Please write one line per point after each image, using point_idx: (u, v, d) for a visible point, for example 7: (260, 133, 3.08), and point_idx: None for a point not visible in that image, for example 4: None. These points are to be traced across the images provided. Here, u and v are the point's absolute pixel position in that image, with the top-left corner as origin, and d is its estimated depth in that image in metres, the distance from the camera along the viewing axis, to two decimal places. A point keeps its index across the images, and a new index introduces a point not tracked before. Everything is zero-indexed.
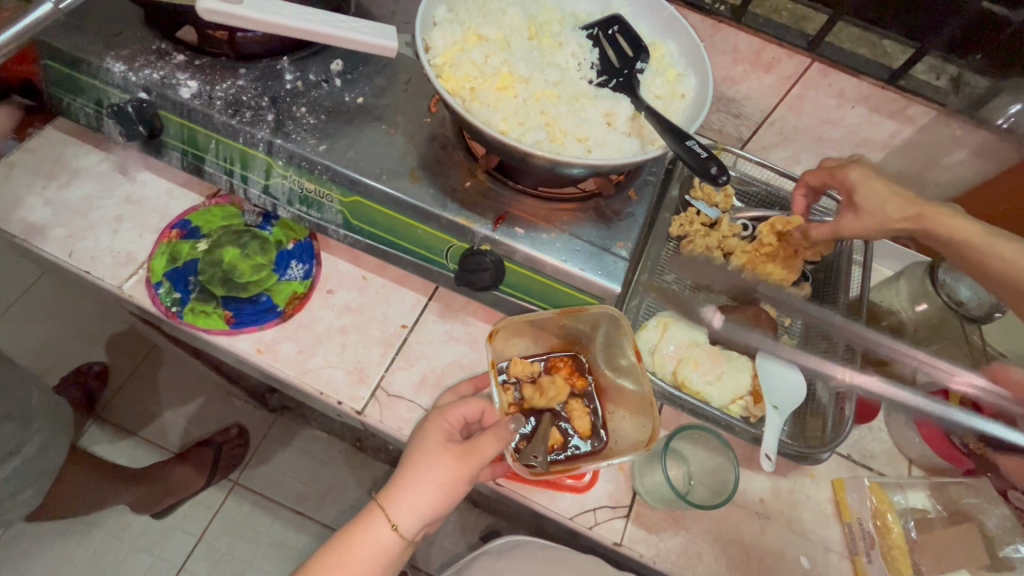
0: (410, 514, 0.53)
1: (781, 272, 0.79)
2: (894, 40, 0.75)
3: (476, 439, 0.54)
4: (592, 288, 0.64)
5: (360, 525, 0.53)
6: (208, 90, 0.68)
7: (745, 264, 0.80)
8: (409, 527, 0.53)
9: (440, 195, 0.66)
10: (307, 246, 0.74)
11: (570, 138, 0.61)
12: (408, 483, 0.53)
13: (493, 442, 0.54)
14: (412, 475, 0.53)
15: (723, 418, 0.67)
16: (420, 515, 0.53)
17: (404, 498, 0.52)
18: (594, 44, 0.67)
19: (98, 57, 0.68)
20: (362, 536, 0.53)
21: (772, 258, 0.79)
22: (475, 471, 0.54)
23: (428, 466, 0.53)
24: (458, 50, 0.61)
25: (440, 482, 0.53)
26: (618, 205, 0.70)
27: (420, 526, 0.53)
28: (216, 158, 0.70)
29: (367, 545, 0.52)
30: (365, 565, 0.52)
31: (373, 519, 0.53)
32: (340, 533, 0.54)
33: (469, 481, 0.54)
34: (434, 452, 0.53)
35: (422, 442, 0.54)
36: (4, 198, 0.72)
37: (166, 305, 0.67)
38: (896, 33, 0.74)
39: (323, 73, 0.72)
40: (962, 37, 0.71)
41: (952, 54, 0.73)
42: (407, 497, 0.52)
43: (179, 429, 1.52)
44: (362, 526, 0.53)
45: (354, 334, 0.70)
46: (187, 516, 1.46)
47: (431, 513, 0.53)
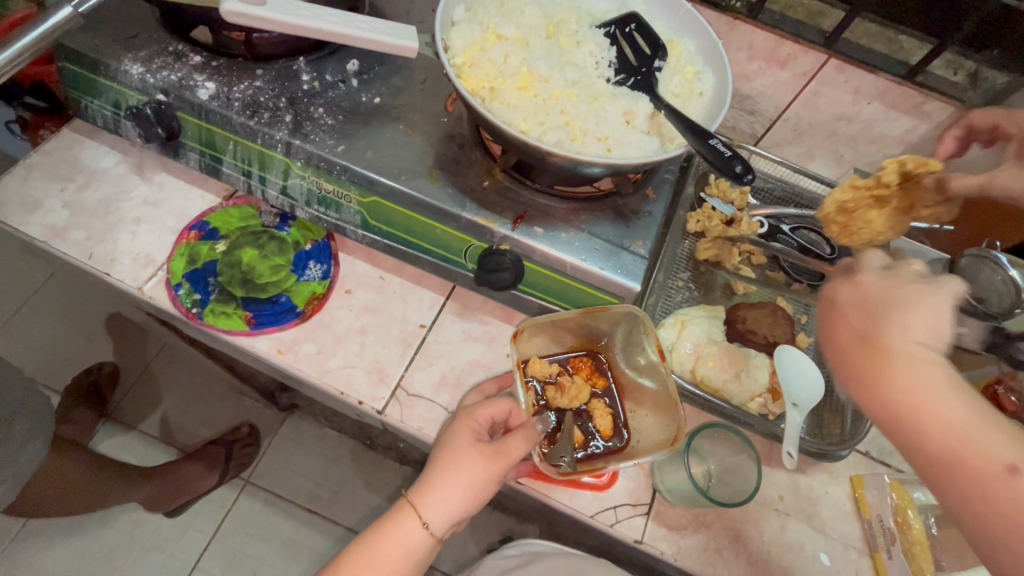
0: (441, 513, 0.53)
1: (872, 226, 0.66)
2: (911, 35, 0.74)
3: (505, 439, 0.55)
4: (612, 287, 0.64)
5: (390, 523, 0.54)
6: (226, 91, 0.68)
7: (830, 208, 0.68)
8: (440, 525, 0.53)
9: (458, 195, 0.66)
10: (325, 246, 0.74)
11: (590, 137, 0.61)
12: (438, 482, 0.53)
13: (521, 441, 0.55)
14: (443, 473, 0.53)
15: (742, 416, 0.68)
16: (450, 514, 0.53)
17: (435, 497, 0.53)
18: (611, 43, 0.67)
19: (116, 59, 0.69)
20: (393, 533, 0.53)
21: (877, 202, 0.66)
22: (504, 470, 0.54)
23: (458, 465, 0.53)
24: (477, 50, 0.61)
25: (471, 482, 0.53)
26: (636, 203, 0.70)
27: (449, 524, 0.54)
28: (234, 159, 0.71)
29: (398, 542, 0.53)
30: (395, 562, 0.53)
31: (404, 518, 0.53)
32: (370, 531, 0.55)
33: (498, 481, 0.55)
34: (464, 451, 0.54)
35: (452, 442, 0.55)
36: (22, 200, 0.73)
37: (187, 306, 0.67)
38: (913, 29, 0.73)
39: (340, 73, 0.72)
40: (981, 30, 0.70)
41: (970, 48, 0.72)
42: (439, 495, 0.53)
43: (190, 428, 1.53)
44: (392, 524, 0.54)
45: (372, 334, 0.70)
46: (199, 514, 1.46)
47: (460, 511, 0.54)
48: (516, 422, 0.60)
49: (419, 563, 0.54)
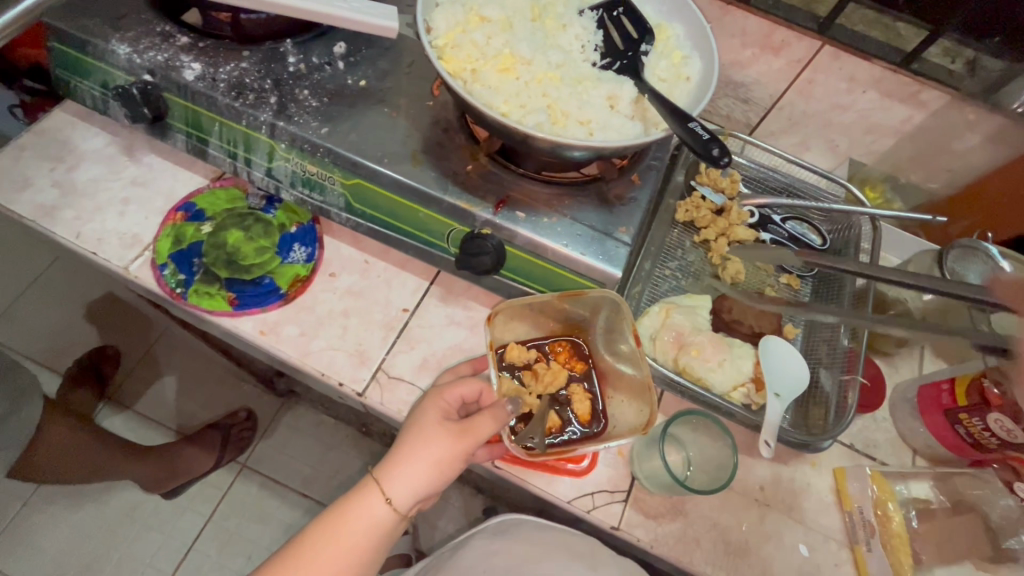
0: (405, 489, 0.54)
1: None
2: (908, 22, 0.72)
3: (473, 419, 0.55)
4: (593, 273, 0.64)
5: (354, 499, 0.54)
6: (212, 72, 0.68)
7: None
8: (403, 502, 0.54)
9: (441, 179, 0.66)
10: (310, 229, 0.74)
11: (572, 120, 0.60)
12: (404, 459, 0.53)
13: (489, 422, 0.55)
14: (409, 450, 0.54)
15: (722, 404, 0.67)
16: (414, 491, 0.54)
17: (400, 474, 0.53)
18: (598, 27, 0.67)
19: (104, 39, 0.69)
20: (357, 509, 0.53)
21: None
22: (471, 449, 0.55)
23: (425, 442, 0.54)
24: (460, 31, 0.60)
25: (436, 460, 0.54)
26: (621, 190, 0.69)
27: (413, 501, 0.54)
28: (219, 140, 0.71)
29: (361, 517, 0.53)
30: (358, 536, 0.53)
31: (368, 493, 0.54)
32: (335, 506, 0.55)
33: (464, 459, 0.55)
34: (431, 429, 0.54)
35: (420, 419, 0.55)
36: (13, 180, 0.73)
37: (171, 286, 0.68)
38: (910, 16, 0.72)
39: (326, 56, 0.72)
40: (981, 19, 0.68)
41: (968, 37, 0.70)
42: (403, 472, 0.53)
43: (189, 411, 1.55)
44: (357, 499, 0.54)
45: (355, 317, 0.70)
46: (196, 497, 1.48)
47: (425, 489, 0.54)
48: (488, 403, 0.60)
49: (382, 540, 0.55)
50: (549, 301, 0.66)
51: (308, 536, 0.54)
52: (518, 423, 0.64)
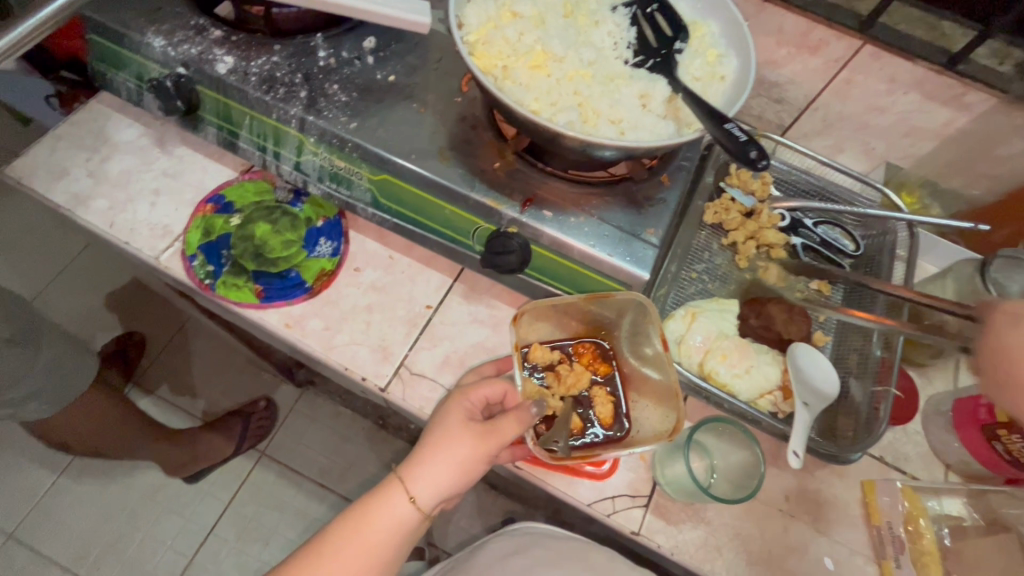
0: (429, 489, 0.54)
1: None
2: (954, 23, 0.70)
3: (497, 421, 0.55)
4: (620, 274, 0.63)
5: (378, 497, 0.54)
6: (244, 66, 0.69)
7: None
8: (427, 501, 0.54)
9: (468, 176, 0.66)
10: (336, 224, 0.75)
11: (604, 119, 0.59)
12: (429, 459, 0.54)
13: (513, 423, 0.56)
14: (434, 450, 0.54)
15: (750, 412, 0.65)
16: (438, 491, 0.54)
17: (425, 473, 0.53)
18: (631, 24, 0.66)
19: (140, 32, 0.70)
20: (380, 507, 0.54)
21: None
22: (494, 452, 0.55)
23: (450, 443, 0.54)
24: (492, 27, 0.60)
25: (460, 461, 0.54)
26: (650, 190, 0.68)
27: (436, 501, 0.54)
28: (250, 134, 0.71)
29: (384, 516, 0.53)
30: (381, 535, 0.53)
31: (392, 491, 0.54)
32: (358, 503, 0.55)
33: (487, 461, 0.55)
34: (455, 431, 0.54)
35: (444, 420, 0.55)
36: (50, 169, 0.75)
37: (200, 277, 0.69)
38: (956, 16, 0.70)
39: (356, 50, 0.72)
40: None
41: (1018, 38, 0.68)
42: (427, 471, 0.53)
43: (210, 398, 1.58)
44: (380, 498, 0.54)
45: (379, 313, 0.71)
46: (216, 482, 1.51)
47: (448, 488, 0.54)
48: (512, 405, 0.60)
49: (404, 540, 0.55)
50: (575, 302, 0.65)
51: (331, 531, 0.54)
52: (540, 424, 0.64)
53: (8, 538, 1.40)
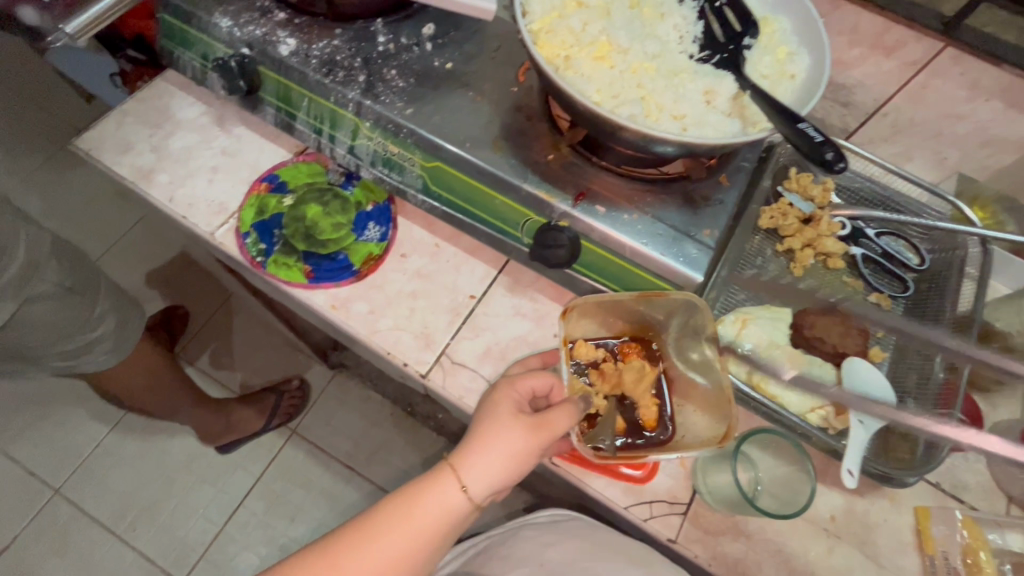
0: (480, 479, 0.54)
1: None
2: None
3: (548, 413, 0.55)
4: (671, 275, 0.61)
5: (428, 484, 0.54)
6: (305, 48, 0.70)
7: None
8: (477, 491, 0.54)
9: (521, 167, 0.65)
10: (385, 209, 0.75)
11: (666, 114, 0.57)
12: (481, 450, 0.53)
13: (564, 418, 0.55)
14: (486, 440, 0.54)
15: (800, 426, 0.63)
16: (489, 481, 0.54)
17: (477, 463, 0.53)
18: (698, 18, 0.64)
19: (208, 12, 0.72)
20: (430, 495, 0.53)
21: None
22: (544, 445, 0.55)
23: (502, 435, 0.54)
24: (556, 16, 0.59)
25: (513, 452, 0.53)
26: (707, 190, 0.66)
27: (486, 491, 0.54)
28: (307, 116, 0.72)
29: (434, 503, 0.53)
30: (429, 522, 0.53)
31: (443, 480, 0.54)
32: (406, 489, 0.55)
33: (537, 454, 0.55)
34: (506, 423, 0.54)
35: (494, 410, 0.55)
36: (116, 143, 0.78)
37: (252, 254, 0.70)
38: None
39: (415, 37, 0.72)
40: None
41: None
42: (479, 461, 0.53)
43: (247, 375, 1.62)
44: (431, 486, 0.54)
45: (423, 299, 0.71)
46: (248, 456, 1.56)
47: (499, 480, 0.54)
48: (558, 399, 0.60)
49: (451, 529, 0.55)
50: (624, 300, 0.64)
51: (377, 516, 0.54)
52: (583, 422, 0.63)
53: (55, 494, 1.48)
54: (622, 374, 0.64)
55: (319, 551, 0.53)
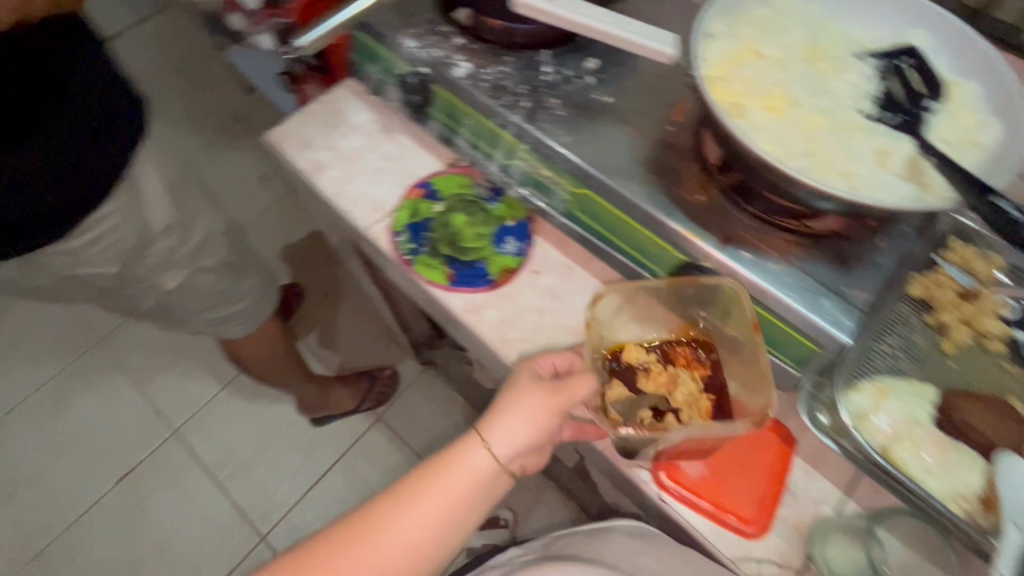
0: (506, 440, 0.60)
1: None
2: None
3: (568, 382, 0.61)
4: (815, 332, 0.60)
5: (458, 450, 0.61)
6: (478, 72, 0.76)
7: None
8: (500, 450, 0.60)
9: (669, 205, 0.67)
10: (524, 226, 0.79)
11: (836, 170, 0.56)
12: (505, 414, 0.61)
13: (583, 387, 0.61)
14: (508, 405, 0.61)
15: (948, 516, 0.59)
16: (512, 442, 0.60)
17: (503, 427, 0.60)
18: (875, 76, 0.63)
19: (397, 33, 0.80)
20: (458, 456, 0.60)
21: None
22: (563, 408, 0.61)
23: (526, 401, 0.61)
24: (732, 65, 0.60)
25: (532, 413, 0.60)
26: (859, 251, 0.64)
27: (512, 454, 0.61)
28: (468, 133, 0.79)
29: (465, 465, 0.60)
30: (453, 488, 0.60)
31: (471, 444, 0.61)
32: (437, 455, 0.62)
33: (559, 417, 0.61)
34: (526, 388, 0.61)
35: (515, 383, 0.62)
36: (299, 139, 0.88)
37: (402, 252, 0.77)
38: None
39: (578, 69, 0.76)
40: None
41: None
42: (510, 425, 0.60)
43: (346, 357, 1.74)
44: (459, 449, 0.61)
45: (550, 317, 0.74)
46: (336, 433, 1.67)
47: (523, 442, 0.60)
48: (579, 368, 0.66)
49: (479, 496, 0.61)
50: (661, 288, 0.68)
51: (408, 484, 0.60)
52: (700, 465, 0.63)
53: (172, 434, 1.66)
54: (664, 377, 0.67)
55: (362, 516, 0.58)
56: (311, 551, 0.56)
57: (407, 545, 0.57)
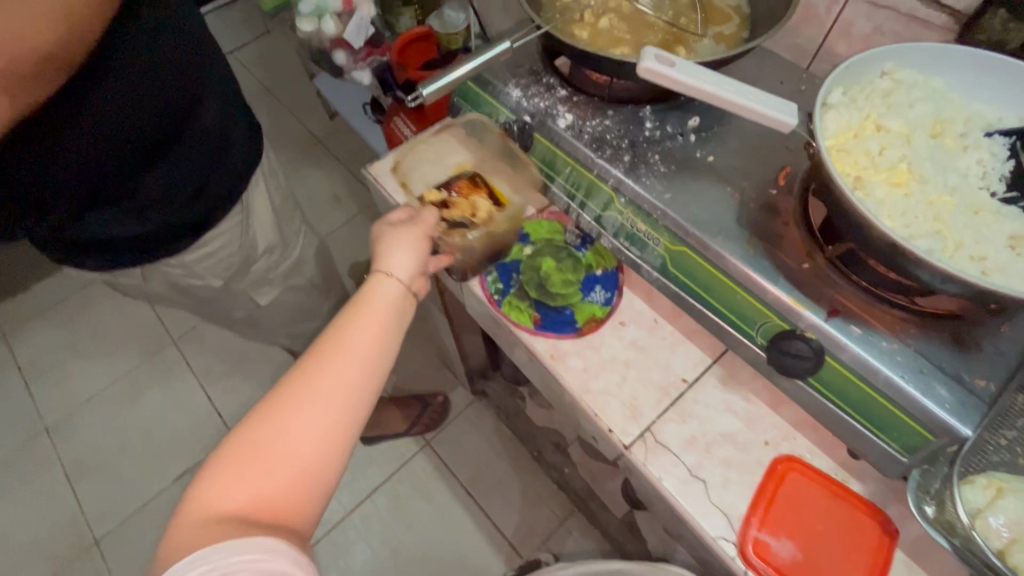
0: (401, 266, 0.67)
1: None
2: None
3: (420, 214, 0.72)
4: (932, 421, 0.57)
5: (365, 293, 0.64)
6: (580, 124, 0.78)
7: None
8: (401, 275, 0.66)
9: (772, 269, 0.65)
10: (612, 276, 0.80)
11: (964, 253, 0.54)
12: (397, 247, 0.68)
13: (434, 213, 0.73)
14: (396, 241, 0.68)
15: None
16: (409, 264, 0.67)
17: (394, 255, 0.67)
18: (1009, 155, 0.60)
19: (503, 82, 0.84)
20: (369, 293, 0.64)
21: None
22: (434, 231, 0.72)
23: (406, 238, 0.69)
24: (852, 137, 0.60)
25: (418, 238, 0.70)
26: (980, 336, 0.61)
27: (409, 277, 0.67)
28: (564, 181, 0.80)
29: (376, 297, 0.63)
30: (360, 331, 0.60)
31: (376, 280, 0.65)
32: (348, 308, 0.63)
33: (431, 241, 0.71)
34: (416, 228, 0.70)
35: (394, 232, 0.70)
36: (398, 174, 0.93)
37: (491, 292, 0.79)
38: None
39: (680, 126, 0.77)
40: None
41: None
42: (396, 254, 0.67)
43: (401, 378, 1.77)
44: (367, 290, 0.64)
45: (635, 371, 0.73)
46: (385, 454, 1.68)
47: (415, 266, 0.68)
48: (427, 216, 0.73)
49: (384, 328, 0.61)
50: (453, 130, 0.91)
51: (321, 350, 0.58)
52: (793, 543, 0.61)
53: None
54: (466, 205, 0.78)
55: (291, 384, 0.56)
56: (237, 442, 0.53)
57: (350, 387, 0.56)
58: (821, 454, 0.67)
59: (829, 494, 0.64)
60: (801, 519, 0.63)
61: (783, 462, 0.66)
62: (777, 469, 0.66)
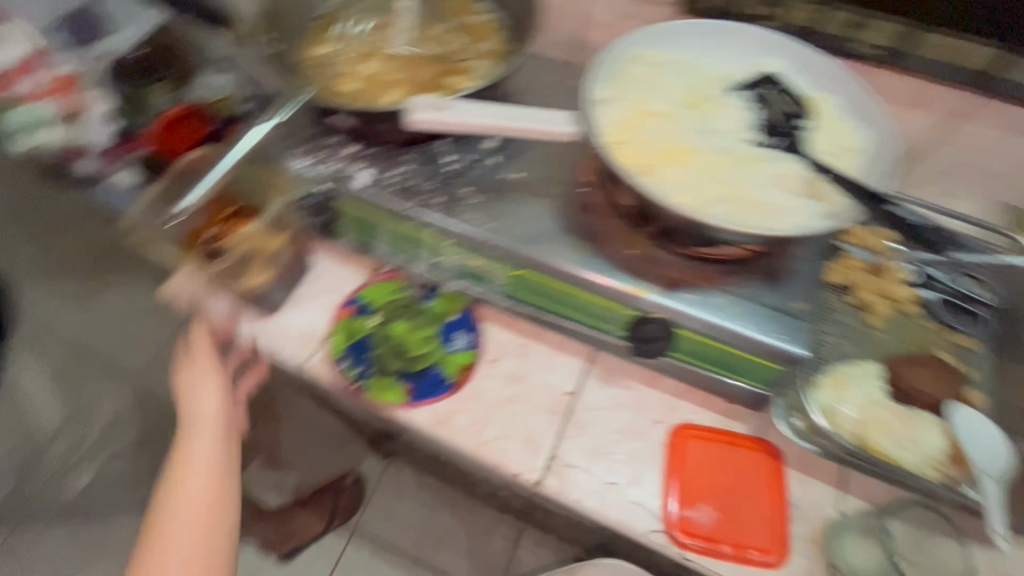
0: (188, 378, 0.72)
1: None
2: None
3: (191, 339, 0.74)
4: (776, 354, 0.63)
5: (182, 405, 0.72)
6: (381, 179, 0.73)
7: None
8: (189, 388, 0.72)
9: (606, 265, 0.68)
10: (468, 316, 0.77)
11: (750, 205, 0.60)
12: (185, 370, 0.73)
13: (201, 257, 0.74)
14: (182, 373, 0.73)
15: (924, 484, 0.63)
16: (195, 382, 0.72)
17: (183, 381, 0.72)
18: (754, 105, 0.68)
19: (281, 156, 0.76)
20: (186, 405, 0.71)
21: None
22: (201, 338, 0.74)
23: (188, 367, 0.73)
24: (628, 129, 0.63)
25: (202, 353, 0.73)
26: (785, 263, 0.69)
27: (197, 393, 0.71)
28: (386, 239, 0.76)
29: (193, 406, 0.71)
30: (204, 421, 0.70)
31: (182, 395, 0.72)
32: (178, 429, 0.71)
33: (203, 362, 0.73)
34: (200, 350, 0.73)
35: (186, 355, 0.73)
36: None
37: (350, 380, 0.72)
38: None
39: (479, 151, 0.76)
40: None
41: None
42: (185, 373, 0.73)
43: (300, 475, 1.59)
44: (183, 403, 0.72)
45: (521, 403, 0.72)
46: (311, 563, 1.51)
47: (201, 378, 0.72)
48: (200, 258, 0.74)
49: (232, 409, 0.74)
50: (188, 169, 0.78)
51: (169, 475, 0.68)
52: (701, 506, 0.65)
53: None
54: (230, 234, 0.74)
55: (152, 519, 0.65)
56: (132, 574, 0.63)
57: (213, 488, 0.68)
58: (704, 411, 0.72)
59: (723, 446, 0.69)
60: (711, 482, 0.67)
61: (676, 441, 0.69)
62: (674, 443, 0.69)
